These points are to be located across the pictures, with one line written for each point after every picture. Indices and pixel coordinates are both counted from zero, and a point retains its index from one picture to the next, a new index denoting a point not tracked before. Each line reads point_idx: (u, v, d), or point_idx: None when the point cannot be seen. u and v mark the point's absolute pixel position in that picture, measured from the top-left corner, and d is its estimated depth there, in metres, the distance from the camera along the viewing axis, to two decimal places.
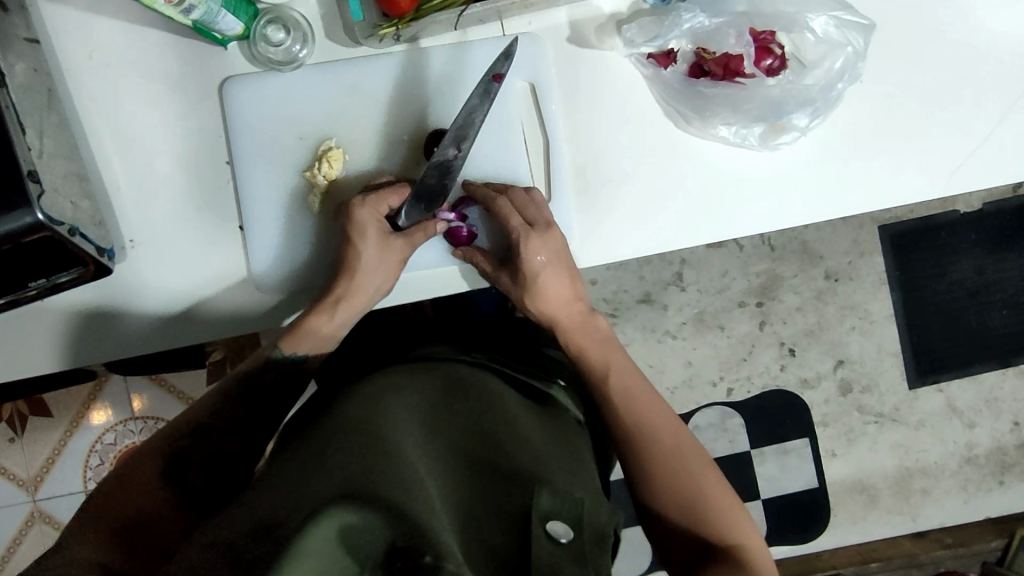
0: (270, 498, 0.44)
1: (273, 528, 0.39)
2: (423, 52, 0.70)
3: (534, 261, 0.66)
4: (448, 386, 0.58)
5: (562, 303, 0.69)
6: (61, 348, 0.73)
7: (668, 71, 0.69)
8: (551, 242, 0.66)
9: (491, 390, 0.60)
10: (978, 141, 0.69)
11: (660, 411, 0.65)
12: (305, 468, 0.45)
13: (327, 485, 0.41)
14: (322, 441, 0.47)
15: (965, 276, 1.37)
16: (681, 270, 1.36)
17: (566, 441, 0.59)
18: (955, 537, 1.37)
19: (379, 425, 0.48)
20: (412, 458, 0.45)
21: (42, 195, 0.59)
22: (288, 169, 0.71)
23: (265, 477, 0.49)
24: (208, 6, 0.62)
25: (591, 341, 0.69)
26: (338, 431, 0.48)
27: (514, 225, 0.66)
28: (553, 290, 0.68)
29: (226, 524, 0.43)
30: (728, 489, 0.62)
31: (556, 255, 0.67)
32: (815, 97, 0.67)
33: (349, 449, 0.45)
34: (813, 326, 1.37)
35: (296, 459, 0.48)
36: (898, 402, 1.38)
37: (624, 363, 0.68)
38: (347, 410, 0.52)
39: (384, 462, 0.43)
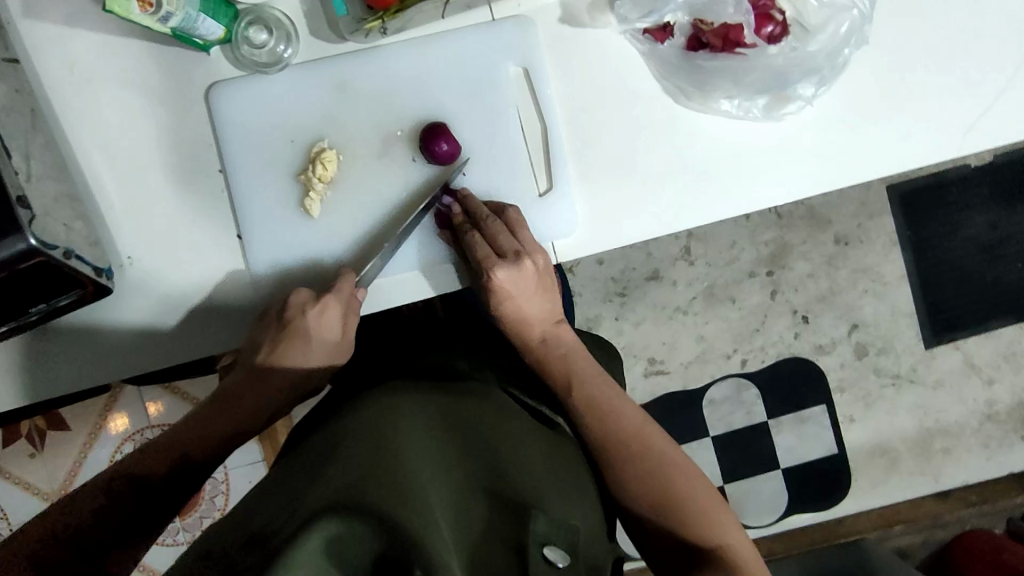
0: (274, 504, 0.46)
1: (266, 538, 0.41)
2: (411, 43, 0.68)
3: (500, 290, 0.66)
4: (455, 395, 0.59)
5: (530, 322, 0.68)
6: (66, 371, 0.72)
7: (666, 46, 0.66)
8: (522, 273, 0.66)
9: (494, 398, 0.61)
10: (991, 97, 0.66)
11: (631, 416, 0.64)
12: (310, 475, 0.48)
13: (323, 494, 0.43)
14: (328, 453, 0.49)
15: (978, 232, 1.34)
16: (687, 244, 1.34)
17: (567, 450, 0.60)
18: (979, 495, 1.36)
19: (384, 437, 0.49)
20: (412, 466, 0.46)
21: (33, 220, 0.57)
22: (282, 173, 0.70)
23: (271, 482, 0.52)
24: (186, 13, 0.60)
25: (553, 354, 0.68)
26: (345, 440, 0.50)
27: (481, 255, 0.65)
28: (519, 310, 0.67)
29: (229, 529, 0.46)
30: (710, 488, 0.60)
31: (529, 287, 0.67)
32: (821, 64, 0.65)
33: (351, 462, 0.46)
34: (825, 292, 1.35)
35: (304, 465, 0.51)
36: (915, 363, 1.36)
37: (585, 367, 0.67)
38: (359, 418, 0.53)
39: (381, 474, 0.45)
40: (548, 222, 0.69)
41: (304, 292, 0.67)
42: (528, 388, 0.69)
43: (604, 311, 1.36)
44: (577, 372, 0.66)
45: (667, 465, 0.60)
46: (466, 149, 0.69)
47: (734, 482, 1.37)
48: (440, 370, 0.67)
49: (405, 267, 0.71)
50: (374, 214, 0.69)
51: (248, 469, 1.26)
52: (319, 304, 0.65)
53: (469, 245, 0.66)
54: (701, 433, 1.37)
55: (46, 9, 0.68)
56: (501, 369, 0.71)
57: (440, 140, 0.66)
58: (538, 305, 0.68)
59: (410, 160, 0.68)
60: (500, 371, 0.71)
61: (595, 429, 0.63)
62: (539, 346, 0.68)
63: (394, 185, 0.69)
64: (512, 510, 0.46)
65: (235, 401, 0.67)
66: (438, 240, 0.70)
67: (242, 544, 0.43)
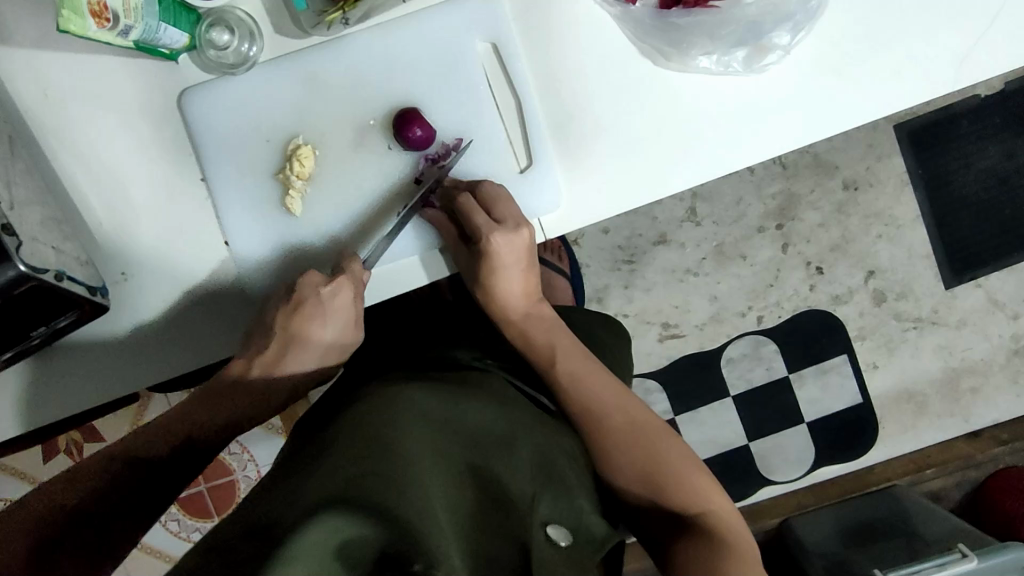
0: (273, 493, 0.47)
1: (269, 528, 0.42)
2: (378, 30, 0.66)
3: (495, 255, 0.65)
4: (453, 382, 0.60)
5: (513, 297, 0.68)
6: (69, 390, 0.72)
7: (637, 7, 0.64)
8: (513, 245, 0.66)
9: (492, 384, 0.61)
10: (983, 25, 0.63)
11: (606, 388, 0.64)
12: (307, 462, 0.48)
13: (324, 486, 0.44)
14: (326, 439, 0.50)
15: (993, 163, 1.30)
16: (692, 204, 1.32)
17: (561, 440, 0.60)
18: (1011, 433, 1.33)
19: (382, 423, 0.50)
20: (413, 455, 0.48)
21: (20, 247, 0.58)
22: (262, 174, 0.70)
23: (272, 472, 0.53)
24: (146, 24, 0.59)
25: (537, 328, 0.68)
26: (343, 423, 0.51)
27: (478, 223, 0.64)
28: (505, 283, 0.68)
29: (230, 519, 0.47)
30: (692, 455, 0.62)
31: (518, 262, 0.67)
32: (795, 12, 0.62)
33: (351, 448, 0.47)
34: (838, 241, 1.33)
35: (304, 451, 0.51)
36: (936, 305, 1.33)
37: (566, 341, 0.67)
38: (358, 404, 0.54)
39: (384, 466, 0.46)
40: (531, 199, 0.68)
41: (316, 273, 0.66)
42: (522, 370, 0.69)
43: (613, 279, 1.34)
44: (558, 345, 0.67)
45: (649, 439, 0.61)
46: (444, 134, 0.68)
47: (759, 440, 1.36)
48: (440, 360, 0.67)
49: (394, 256, 0.70)
50: (359, 207, 0.69)
51: None
52: (333, 283, 0.65)
53: (462, 213, 0.65)
54: (721, 394, 1.36)
55: (13, 35, 0.68)
56: (496, 351, 0.72)
57: (413, 126, 0.65)
58: (525, 276, 0.68)
59: (387, 149, 0.68)
60: (499, 354, 0.71)
61: (576, 409, 0.63)
62: (522, 321, 0.69)
63: (377, 176, 0.68)
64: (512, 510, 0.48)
65: (217, 398, 0.67)
66: (421, 224, 0.69)
67: (239, 531, 0.44)
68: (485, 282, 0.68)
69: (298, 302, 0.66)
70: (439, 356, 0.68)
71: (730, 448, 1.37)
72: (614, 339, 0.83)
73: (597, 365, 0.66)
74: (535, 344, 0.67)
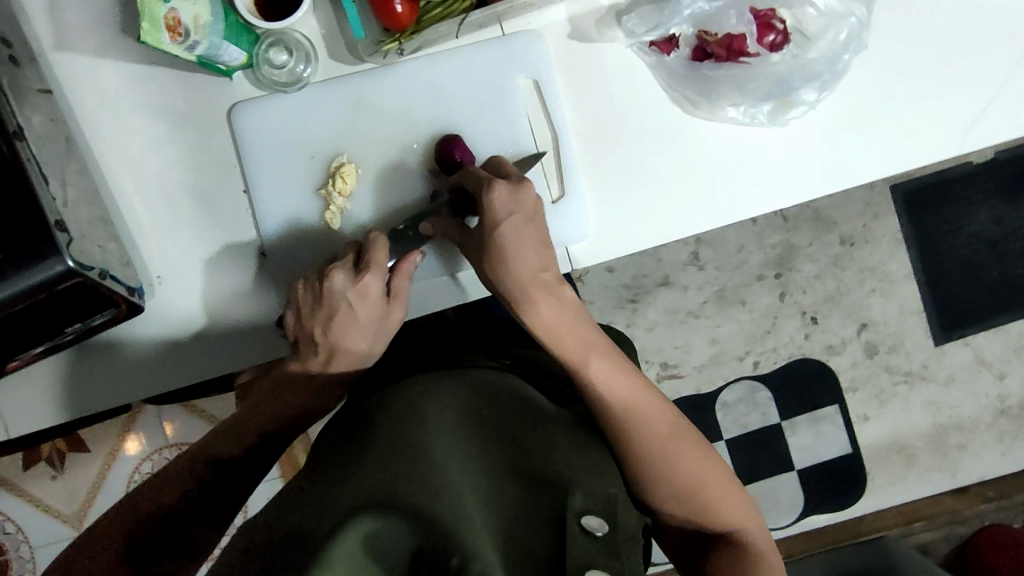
0: (309, 505, 0.49)
1: (307, 538, 0.45)
2: (427, 62, 0.70)
3: (501, 215, 0.62)
4: (482, 385, 0.61)
5: (528, 273, 0.63)
6: (97, 386, 0.74)
7: (672, 58, 0.68)
8: (515, 196, 0.62)
9: (520, 390, 0.63)
10: (987, 97, 0.68)
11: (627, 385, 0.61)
12: (343, 472, 0.51)
13: (357, 492, 0.48)
14: (363, 452, 0.52)
15: (982, 227, 1.36)
16: (695, 248, 1.36)
17: (596, 449, 0.60)
18: (996, 490, 1.36)
19: (417, 439, 0.52)
20: (441, 462, 0.50)
21: (71, 243, 0.60)
22: (303, 189, 0.72)
23: (306, 479, 0.55)
24: (211, 41, 0.62)
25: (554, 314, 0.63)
26: (376, 435, 0.54)
27: (484, 177, 0.63)
28: (511, 247, 0.62)
29: (267, 527, 0.50)
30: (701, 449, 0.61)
31: (516, 211, 0.62)
32: (821, 71, 0.67)
33: (387, 462, 0.50)
34: (834, 292, 1.37)
35: (340, 460, 0.54)
36: (925, 360, 1.37)
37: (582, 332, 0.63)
38: (392, 416, 0.56)
39: (413, 472, 0.48)
40: (563, 228, 0.71)
41: (339, 274, 0.65)
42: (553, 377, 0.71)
43: (615, 317, 1.37)
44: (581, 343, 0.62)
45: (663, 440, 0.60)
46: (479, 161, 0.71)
47: (750, 484, 1.38)
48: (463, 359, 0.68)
49: (426, 274, 0.73)
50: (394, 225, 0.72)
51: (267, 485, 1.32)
52: (359, 282, 0.65)
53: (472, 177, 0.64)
54: (715, 437, 1.38)
55: (75, 42, 0.71)
56: (526, 359, 0.73)
57: (454, 150, 0.69)
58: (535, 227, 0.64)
59: (425, 174, 0.71)
60: (519, 358, 0.73)
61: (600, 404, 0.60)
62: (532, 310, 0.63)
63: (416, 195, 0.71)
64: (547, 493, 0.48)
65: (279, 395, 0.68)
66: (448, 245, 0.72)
67: (278, 540, 0.47)
68: (497, 270, 0.63)
69: (330, 311, 0.65)
70: (463, 359, 0.69)
71: None
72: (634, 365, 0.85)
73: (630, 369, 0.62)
74: (560, 340, 0.62)
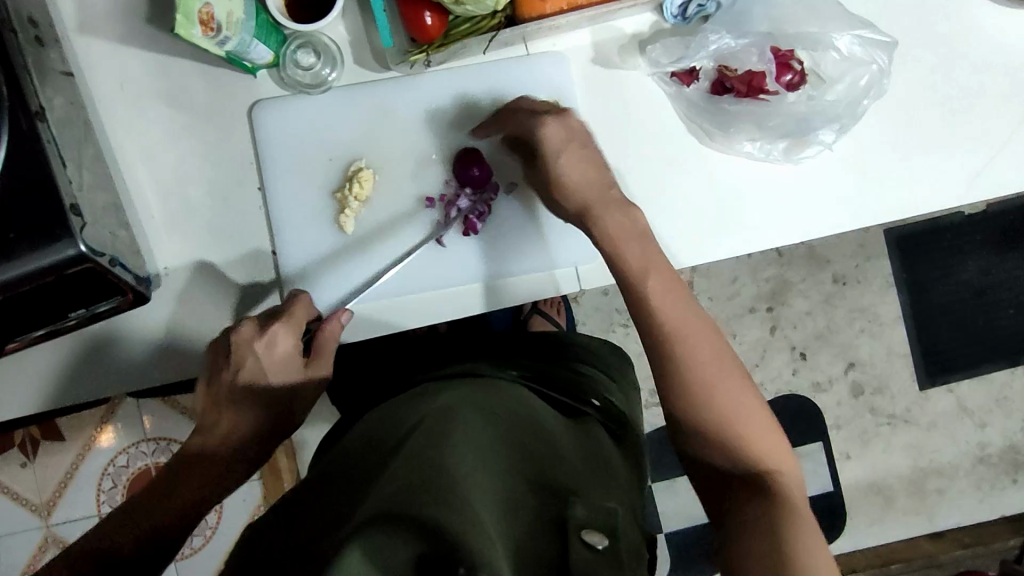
0: (321, 526, 0.50)
1: (319, 557, 0.45)
2: (452, 75, 0.71)
3: (551, 141, 0.64)
4: (493, 399, 0.62)
5: (589, 189, 0.64)
6: (85, 375, 0.71)
7: (692, 89, 0.70)
8: (567, 126, 0.65)
9: (528, 405, 0.64)
10: (991, 151, 0.70)
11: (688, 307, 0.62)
12: (363, 488, 0.52)
13: (376, 503, 0.47)
14: (376, 468, 0.53)
15: (971, 277, 1.39)
16: (690, 278, 1.37)
17: (605, 466, 0.61)
18: (971, 537, 1.38)
19: (429, 449, 0.52)
20: (456, 462, 0.50)
21: (84, 227, 0.60)
22: (320, 191, 0.73)
23: (319, 495, 0.56)
24: (241, 38, 0.63)
25: (621, 226, 0.64)
26: (393, 445, 0.55)
27: (532, 110, 0.66)
28: (575, 176, 0.64)
29: (281, 546, 0.50)
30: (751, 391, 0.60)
31: (573, 140, 0.64)
32: (840, 114, 0.69)
33: (398, 473, 0.50)
34: (823, 330, 1.39)
35: (359, 474, 0.55)
36: (909, 403, 1.39)
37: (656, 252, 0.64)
38: (405, 428, 0.57)
39: (428, 475, 0.48)
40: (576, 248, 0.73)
41: (247, 327, 0.63)
42: (567, 394, 0.72)
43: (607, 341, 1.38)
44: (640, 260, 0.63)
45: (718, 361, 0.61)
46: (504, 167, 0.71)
47: None
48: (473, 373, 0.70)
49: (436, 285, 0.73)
50: (409, 233, 0.72)
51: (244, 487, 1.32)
52: (267, 334, 0.63)
53: (522, 110, 0.67)
54: None
55: (100, 27, 0.71)
56: (532, 371, 0.75)
57: (470, 165, 0.70)
58: (591, 154, 0.65)
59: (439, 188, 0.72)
60: (529, 368, 0.75)
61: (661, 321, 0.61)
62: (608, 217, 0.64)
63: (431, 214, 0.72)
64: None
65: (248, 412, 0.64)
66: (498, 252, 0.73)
67: (297, 560, 0.47)
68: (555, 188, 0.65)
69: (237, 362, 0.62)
70: (470, 370, 0.72)
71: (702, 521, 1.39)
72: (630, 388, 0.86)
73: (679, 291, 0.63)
74: (616, 246, 0.63)
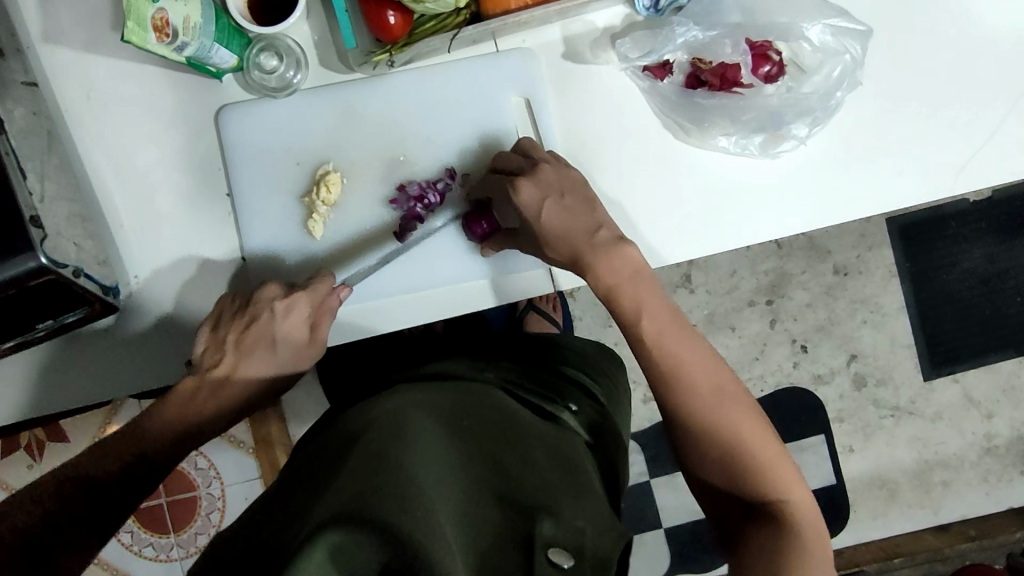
0: (280, 519, 0.48)
1: (278, 551, 0.44)
2: (419, 74, 0.70)
3: (533, 203, 0.61)
4: (462, 402, 0.60)
5: (579, 248, 0.60)
6: (66, 382, 0.72)
7: (665, 83, 0.68)
8: (539, 182, 0.62)
9: (496, 402, 0.62)
10: (981, 140, 0.67)
11: (694, 350, 0.59)
12: (321, 482, 0.50)
13: (334, 503, 0.45)
14: (340, 463, 0.52)
15: (976, 265, 1.36)
16: (688, 271, 1.35)
17: (580, 466, 0.59)
18: (978, 530, 1.35)
19: (390, 452, 0.51)
20: (420, 476, 0.49)
21: (45, 239, 0.59)
22: (288, 196, 0.72)
23: (280, 493, 0.54)
24: (201, 43, 0.62)
25: (623, 277, 0.60)
26: (356, 441, 0.53)
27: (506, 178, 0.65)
28: (558, 229, 0.61)
29: (239, 541, 0.49)
30: (762, 426, 0.58)
31: (549, 194, 0.61)
32: (814, 107, 0.66)
33: (358, 473, 0.49)
34: (825, 322, 1.36)
35: (321, 467, 0.54)
36: (913, 395, 1.36)
37: (654, 296, 0.60)
38: (367, 426, 0.55)
39: (390, 483, 0.47)
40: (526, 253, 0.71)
41: (274, 287, 0.65)
42: (545, 392, 0.70)
43: (605, 336, 1.32)
44: (647, 305, 0.60)
45: (722, 404, 0.58)
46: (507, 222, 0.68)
47: None
48: (444, 374, 0.69)
49: (401, 289, 0.72)
50: (380, 237, 0.71)
51: (244, 485, 1.30)
52: (286, 301, 0.64)
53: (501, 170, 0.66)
54: None
55: (65, 35, 0.70)
56: (507, 369, 0.74)
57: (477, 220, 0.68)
58: (572, 203, 0.62)
59: (396, 189, 0.71)
60: (506, 369, 0.73)
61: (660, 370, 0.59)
62: (608, 272, 0.60)
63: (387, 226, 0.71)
64: (522, 519, 0.47)
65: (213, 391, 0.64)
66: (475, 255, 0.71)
67: (250, 553, 0.46)
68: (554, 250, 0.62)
69: (249, 320, 0.64)
70: (443, 371, 0.70)
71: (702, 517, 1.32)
72: (618, 388, 0.85)
73: (687, 326, 0.60)
74: (622, 295, 0.60)
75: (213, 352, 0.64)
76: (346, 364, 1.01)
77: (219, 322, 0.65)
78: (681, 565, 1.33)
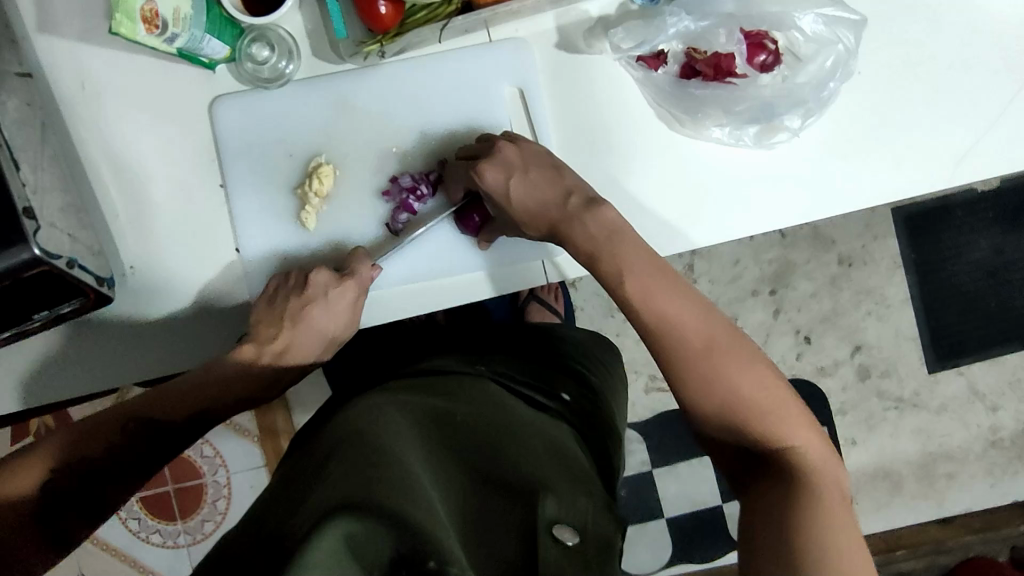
0: (280, 516, 0.47)
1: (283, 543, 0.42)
2: (412, 64, 0.69)
3: (492, 183, 0.62)
4: (451, 400, 0.60)
5: (546, 215, 0.61)
6: (64, 372, 0.73)
7: (659, 73, 0.67)
8: (502, 163, 0.62)
9: (488, 396, 0.62)
10: (981, 130, 0.66)
11: (680, 301, 0.56)
12: (314, 479, 0.50)
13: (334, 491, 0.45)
14: (334, 456, 0.50)
15: (983, 256, 1.34)
16: (691, 261, 1.34)
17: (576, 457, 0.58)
18: (981, 522, 1.34)
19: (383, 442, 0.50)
20: (415, 465, 0.48)
21: (39, 230, 0.59)
22: (282, 188, 0.72)
23: (275, 495, 0.53)
24: (191, 34, 0.62)
25: (600, 236, 0.58)
26: (344, 436, 0.53)
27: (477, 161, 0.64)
28: (531, 206, 0.61)
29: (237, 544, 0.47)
30: (762, 367, 0.54)
31: (513, 173, 0.62)
32: (807, 98, 0.66)
33: (355, 461, 0.47)
34: (829, 313, 1.35)
35: (313, 466, 0.53)
36: (918, 387, 1.35)
37: (634, 248, 0.58)
38: (355, 423, 0.54)
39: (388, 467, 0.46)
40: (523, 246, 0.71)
41: (326, 272, 0.67)
42: (536, 386, 0.70)
43: (607, 326, 1.32)
44: (627, 265, 0.57)
45: (713, 354, 0.54)
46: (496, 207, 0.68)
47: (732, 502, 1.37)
48: (436, 371, 0.69)
49: (397, 281, 0.72)
50: (373, 229, 0.71)
51: (250, 473, 1.31)
52: (340, 286, 0.67)
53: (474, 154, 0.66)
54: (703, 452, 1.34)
55: (59, 27, 0.70)
56: (500, 364, 0.73)
57: (472, 211, 0.69)
58: (537, 174, 0.61)
59: (388, 180, 0.70)
60: (499, 364, 0.73)
61: (647, 327, 0.56)
62: (589, 241, 0.58)
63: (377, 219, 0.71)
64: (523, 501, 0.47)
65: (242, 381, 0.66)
66: (472, 247, 0.71)
67: (251, 551, 0.45)
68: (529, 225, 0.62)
69: (307, 300, 0.67)
70: (434, 368, 0.70)
71: (703, 507, 1.32)
72: (616, 380, 0.85)
73: (673, 281, 0.57)
74: (610, 256, 0.57)
75: (271, 325, 0.68)
76: (348, 356, 1.02)
77: (273, 299, 0.68)
78: (682, 555, 1.33)
